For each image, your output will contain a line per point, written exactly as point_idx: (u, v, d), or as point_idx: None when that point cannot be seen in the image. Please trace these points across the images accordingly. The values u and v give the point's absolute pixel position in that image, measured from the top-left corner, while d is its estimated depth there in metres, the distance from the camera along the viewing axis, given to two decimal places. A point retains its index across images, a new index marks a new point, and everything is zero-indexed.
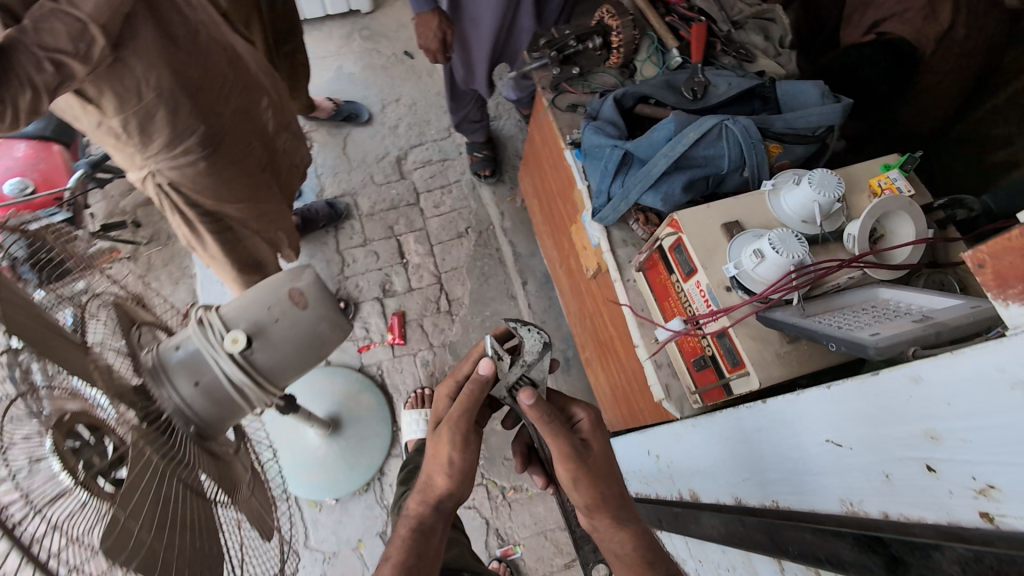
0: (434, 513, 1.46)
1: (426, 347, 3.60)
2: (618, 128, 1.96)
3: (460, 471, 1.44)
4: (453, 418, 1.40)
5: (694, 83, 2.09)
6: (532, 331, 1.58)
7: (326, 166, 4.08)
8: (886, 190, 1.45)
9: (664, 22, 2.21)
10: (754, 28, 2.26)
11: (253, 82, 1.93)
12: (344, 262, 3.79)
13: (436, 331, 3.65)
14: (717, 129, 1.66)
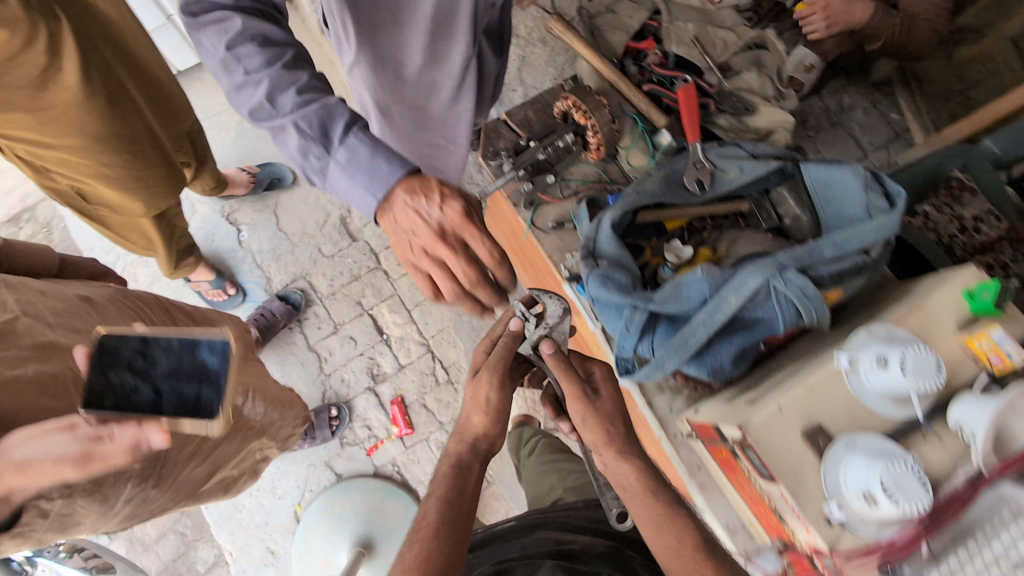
0: (472, 454, 1.43)
1: (436, 428, 3.36)
2: (627, 269, 1.62)
3: (498, 413, 1.45)
4: (493, 363, 1.43)
5: (699, 171, 1.72)
6: (553, 298, 1.55)
7: (264, 251, 3.51)
8: (992, 356, 1.27)
9: (642, 91, 1.78)
10: (746, 68, 1.84)
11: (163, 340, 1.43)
12: (320, 357, 3.42)
13: (442, 407, 3.39)
14: (767, 292, 1.38)
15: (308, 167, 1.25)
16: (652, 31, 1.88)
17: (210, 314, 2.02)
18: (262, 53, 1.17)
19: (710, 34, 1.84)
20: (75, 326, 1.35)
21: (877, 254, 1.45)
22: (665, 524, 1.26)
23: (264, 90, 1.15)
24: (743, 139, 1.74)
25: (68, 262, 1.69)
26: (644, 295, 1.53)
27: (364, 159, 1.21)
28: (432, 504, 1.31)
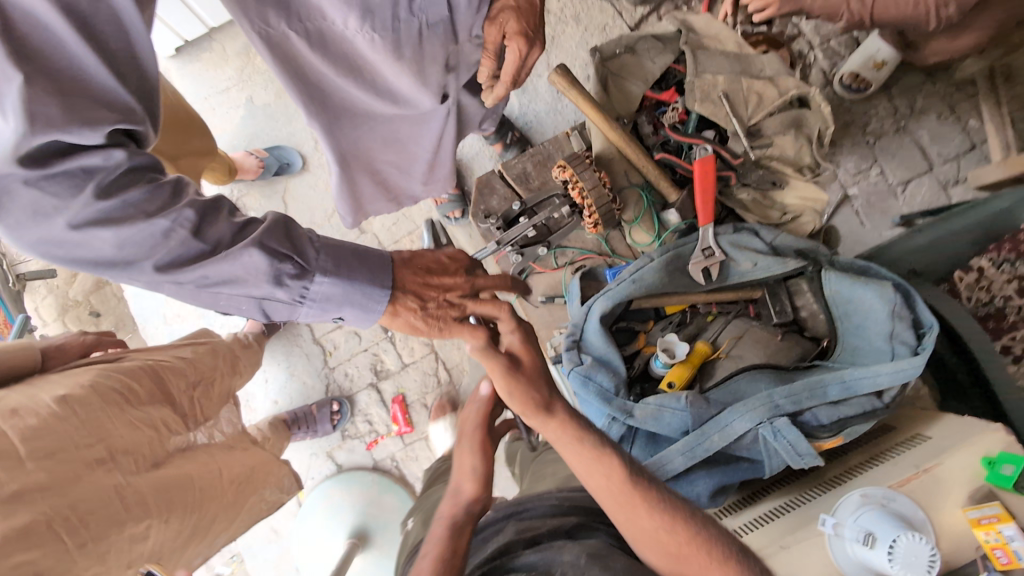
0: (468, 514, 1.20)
1: None
2: (613, 368, 1.50)
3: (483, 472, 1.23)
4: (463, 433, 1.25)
5: (708, 260, 1.52)
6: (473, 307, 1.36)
7: None
8: (998, 549, 1.12)
9: (652, 159, 1.58)
10: (787, 131, 1.55)
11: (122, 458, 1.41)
12: (325, 350, 3.41)
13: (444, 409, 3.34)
14: (755, 438, 1.28)
15: (278, 297, 0.97)
16: (677, 79, 1.65)
17: (207, 360, 2.07)
18: (152, 193, 0.85)
19: (744, 90, 1.55)
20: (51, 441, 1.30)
21: (890, 399, 1.28)
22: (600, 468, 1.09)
23: (189, 225, 0.88)
24: (762, 226, 1.54)
25: (50, 354, 1.73)
26: (626, 408, 1.43)
27: (337, 263, 0.99)
28: (423, 567, 1.09)
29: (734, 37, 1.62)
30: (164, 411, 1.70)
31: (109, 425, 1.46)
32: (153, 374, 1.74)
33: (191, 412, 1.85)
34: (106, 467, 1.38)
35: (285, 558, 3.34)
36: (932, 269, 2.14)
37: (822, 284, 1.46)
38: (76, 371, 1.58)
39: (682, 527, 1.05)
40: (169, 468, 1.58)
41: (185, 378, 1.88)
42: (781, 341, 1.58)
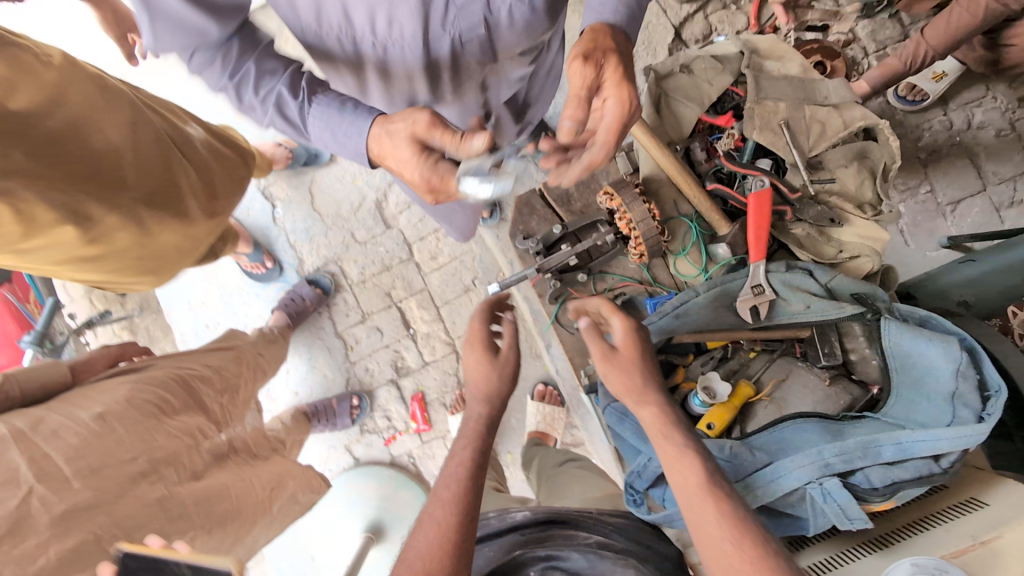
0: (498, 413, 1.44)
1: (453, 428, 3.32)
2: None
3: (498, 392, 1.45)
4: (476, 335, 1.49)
5: (757, 297, 1.44)
6: (528, 241, 1.60)
7: (298, 231, 3.42)
8: None
9: (704, 190, 1.51)
10: (844, 165, 1.50)
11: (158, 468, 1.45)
12: (346, 344, 3.39)
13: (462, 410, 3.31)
14: (802, 495, 1.24)
15: None
16: (737, 104, 1.57)
17: (233, 368, 2.05)
18: None
19: (807, 118, 1.51)
20: (96, 461, 1.36)
21: (949, 464, 1.20)
22: (685, 465, 1.14)
23: None
24: (818, 266, 1.45)
25: (78, 367, 1.72)
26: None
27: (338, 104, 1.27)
28: (465, 450, 1.34)
29: (801, 58, 1.58)
30: (198, 417, 1.71)
31: (150, 437, 1.49)
32: (181, 384, 1.73)
33: (221, 416, 1.85)
34: (149, 480, 1.43)
35: (298, 547, 3.32)
36: (984, 302, 2.05)
37: (882, 333, 1.38)
38: (110, 383, 1.59)
39: (730, 511, 1.07)
40: (210, 479, 1.62)
41: (210, 386, 1.85)
42: (829, 387, 1.48)
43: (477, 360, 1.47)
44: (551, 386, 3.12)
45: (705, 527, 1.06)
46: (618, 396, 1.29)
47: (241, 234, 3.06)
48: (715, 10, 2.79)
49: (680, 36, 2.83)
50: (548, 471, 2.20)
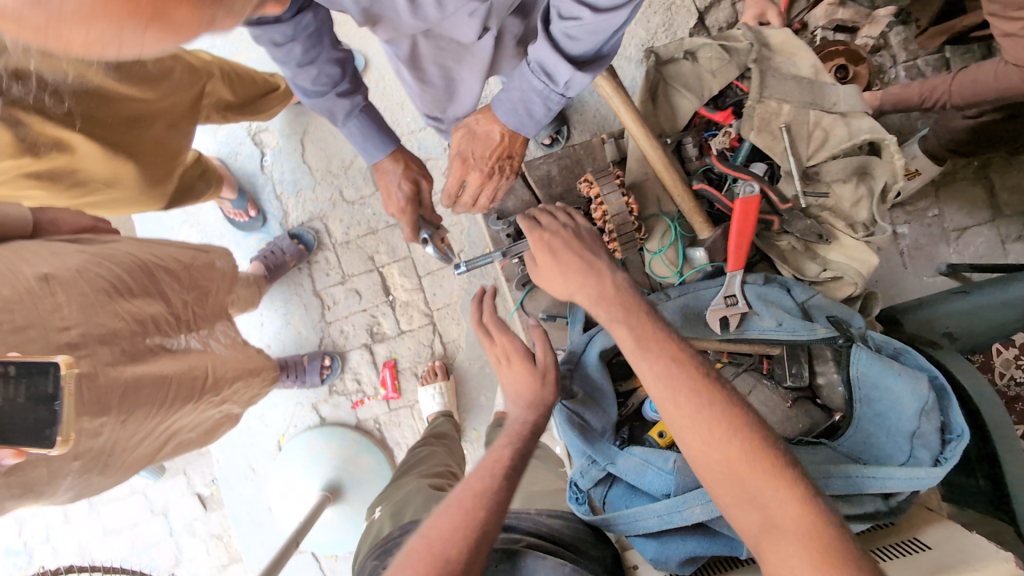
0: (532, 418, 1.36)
1: None
2: (601, 407, 1.44)
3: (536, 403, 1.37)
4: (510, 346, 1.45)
5: (729, 308, 1.37)
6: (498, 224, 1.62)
7: (285, 182, 3.31)
8: None
9: (689, 189, 1.41)
10: (842, 178, 1.41)
11: (88, 361, 1.35)
12: (323, 304, 3.32)
13: None
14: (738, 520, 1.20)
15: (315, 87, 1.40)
16: (739, 100, 1.46)
17: (201, 271, 1.94)
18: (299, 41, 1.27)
19: (810, 124, 1.41)
20: (17, 308, 1.27)
21: (896, 504, 1.20)
22: (708, 427, 1.08)
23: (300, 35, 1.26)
24: (796, 284, 1.41)
25: (41, 226, 1.62)
26: (609, 456, 1.35)
27: (374, 122, 1.56)
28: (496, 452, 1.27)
29: (814, 58, 1.44)
30: (157, 306, 1.65)
31: (93, 313, 1.43)
32: (143, 271, 1.65)
33: (189, 318, 1.81)
34: (74, 353, 1.33)
35: (259, 496, 3.30)
36: (970, 335, 1.99)
37: (850, 361, 1.30)
38: (66, 250, 1.52)
39: (701, 409, 1.10)
40: (157, 363, 1.56)
41: (173, 277, 1.77)
42: (790, 409, 1.47)
43: (520, 373, 1.42)
44: None
45: (727, 497, 1.04)
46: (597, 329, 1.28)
47: (225, 176, 2.97)
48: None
49: (703, 21, 2.69)
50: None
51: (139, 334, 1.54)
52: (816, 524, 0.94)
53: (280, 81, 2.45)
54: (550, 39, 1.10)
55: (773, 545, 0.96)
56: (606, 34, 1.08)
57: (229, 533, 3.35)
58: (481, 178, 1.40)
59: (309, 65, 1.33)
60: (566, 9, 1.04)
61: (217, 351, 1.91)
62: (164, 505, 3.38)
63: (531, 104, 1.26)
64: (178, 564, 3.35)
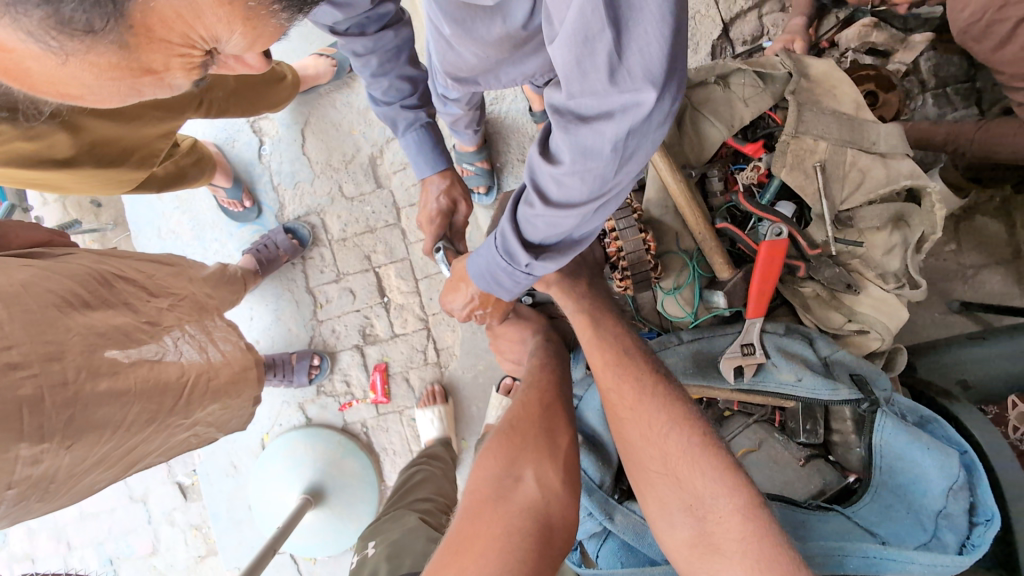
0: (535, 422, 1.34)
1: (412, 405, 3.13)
2: (602, 453, 1.40)
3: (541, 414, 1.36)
4: (533, 379, 1.43)
5: (745, 357, 1.29)
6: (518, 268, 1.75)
7: (283, 173, 3.19)
8: None
9: (712, 227, 1.31)
10: (877, 226, 1.31)
11: (29, 384, 1.27)
12: (316, 301, 3.20)
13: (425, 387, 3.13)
14: None
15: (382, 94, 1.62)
16: (770, 132, 1.37)
17: (169, 280, 1.88)
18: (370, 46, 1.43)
19: (846, 163, 1.30)
20: None
21: None
22: (663, 439, 1.15)
23: (376, 51, 1.47)
24: (819, 336, 1.32)
25: None
26: (608, 510, 1.29)
27: (429, 139, 1.78)
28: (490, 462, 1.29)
29: (855, 93, 1.34)
30: (125, 316, 1.59)
31: (40, 328, 1.34)
32: (99, 281, 1.58)
33: (178, 325, 1.77)
34: (20, 373, 1.26)
35: (239, 494, 3.17)
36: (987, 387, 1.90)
37: (873, 428, 1.21)
38: (9, 264, 1.40)
39: (661, 426, 1.16)
40: (125, 376, 1.49)
41: (139, 289, 1.71)
42: (802, 468, 1.39)
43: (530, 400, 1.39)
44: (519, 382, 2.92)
45: (670, 513, 1.09)
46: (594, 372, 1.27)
47: (219, 164, 2.83)
48: (770, 10, 2.53)
49: (727, 34, 2.57)
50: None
51: (97, 346, 1.45)
52: (764, 545, 0.99)
53: (287, 71, 2.57)
54: (512, 220, 1.02)
55: (711, 565, 1.01)
56: (566, 229, 0.98)
57: (208, 525, 3.21)
58: (463, 309, 1.37)
59: (381, 75, 1.54)
60: (527, 193, 0.97)
61: (214, 358, 1.88)
62: (143, 492, 3.24)
63: (498, 278, 1.14)
64: (154, 552, 3.22)
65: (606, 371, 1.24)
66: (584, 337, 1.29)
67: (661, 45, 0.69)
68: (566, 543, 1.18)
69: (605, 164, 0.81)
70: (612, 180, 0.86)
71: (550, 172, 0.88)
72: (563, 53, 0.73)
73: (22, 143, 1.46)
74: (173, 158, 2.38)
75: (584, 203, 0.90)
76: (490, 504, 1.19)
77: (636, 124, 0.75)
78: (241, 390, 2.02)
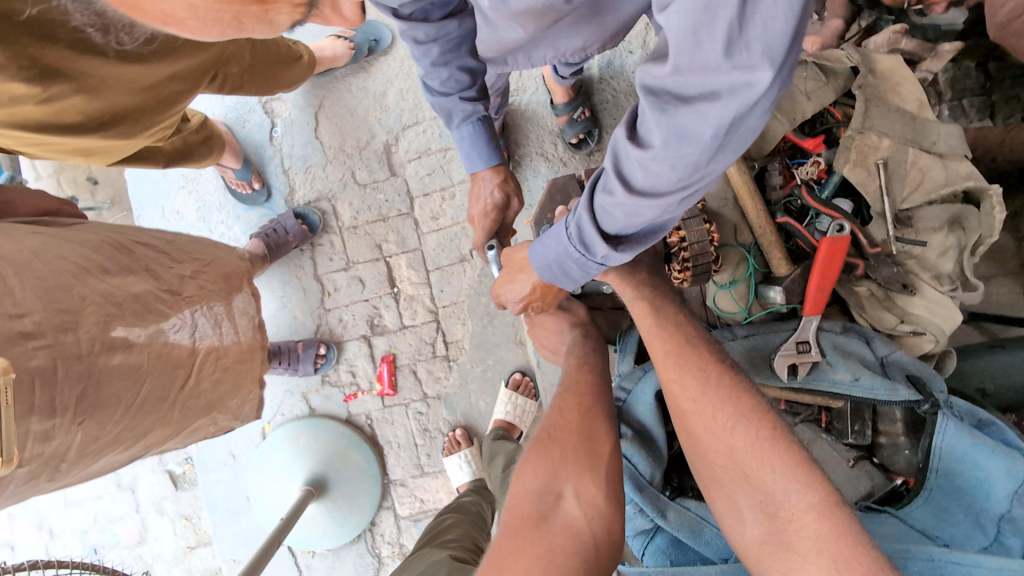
0: (583, 421, 1.35)
1: (419, 398, 2.93)
2: (653, 449, 1.46)
3: (589, 415, 1.36)
4: (576, 380, 1.43)
5: (798, 355, 1.36)
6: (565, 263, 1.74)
7: (295, 156, 3.01)
8: None
9: (772, 222, 1.46)
10: (931, 228, 1.39)
11: (37, 353, 1.19)
12: (324, 289, 3.00)
13: (431, 380, 2.92)
14: None
15: (438, 84, 1.58)
16: (829, 128, 1.49)
17: (192, 247, 1.82)
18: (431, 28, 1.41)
19: (907, 163, 1.40)
20: None
21: None
22: (729, 433, 1.18)
23: (436, 42, 1.46)
24: (876, 337, 1.41)
25: None
26: (660, 506, 1.34)
27: (483, 133, 1.74)
28: (529, 476, 1.28)
29: (919, 92, 1.44)
30: (146, 284, 1.51)
31: (53, 296, 1.26)
32: (115, 247, 1.50)
33: (201, 300, 1.70)
34: (32, 343, 1.19)
35: (239, 484, 3.00)
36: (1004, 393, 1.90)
37: (935, 430, 1.25)
38: (16, 231, 1.33)
39: (729, 417, 1.19)
40: (139, 350, 1.42)
41: (163, 255, 1.65)
42: (851, 469, 1.44)
43: (568, 408, 1.38)
44: (529, 377, 2.84)
45: (740, 510, 1.13)
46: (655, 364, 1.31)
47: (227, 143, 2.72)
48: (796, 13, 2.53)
49: None
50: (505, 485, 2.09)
51: (111, 318, 1.37)
52: (840, 543, 1.01)
53: (303, 51, 2.49)
54: (589, 205, 0.99)
55: (785, 561, 1.05)
56: (644, 218, 0.94)
57: (199, 515, 3.04)
58: (514, 284, 1.38)
59: (442, 64, 1.51)
60: (606, 179, 0.94)
61: (227, 336, 1.79)
62: (132, 480, 3.08)
63: (566, 266, 1.15)
64: (141, 542, 3.07)
65: (660, 367, 1.30)
66: (645, 332, 1.33)
67: (788, 18, 0.63)
68: (612, 558, 1.18)
69: (701, 149, 0.76)
70: (703, 168, 0.82)
71: (637, 157, 0.84)
72: (675, 23, 0.68)
73: (33, 106, 1.38)
74: (181, 133, 2.28)
75: (670, 193, 0.86)
76: (533, 525, 1.18)
77: (743, 107, 0.70)
78: (248, 369, 1.91)
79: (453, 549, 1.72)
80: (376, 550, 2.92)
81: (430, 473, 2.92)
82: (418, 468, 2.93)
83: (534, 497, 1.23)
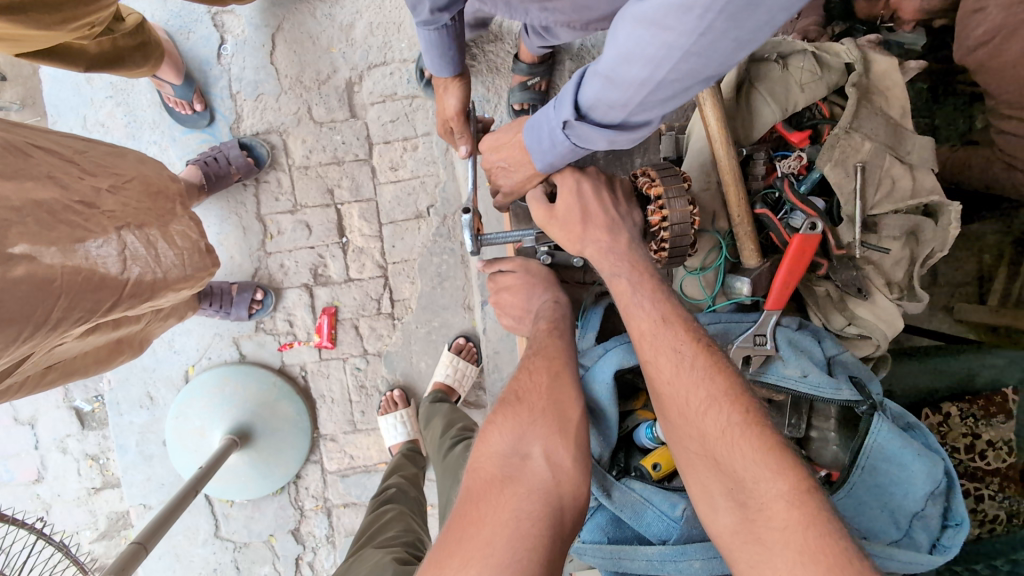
0: (547, 395, 1.32)
1: (358, 353, 2.83)
2: (602, 429, 1.49)
3: (552, 391, 1.33)
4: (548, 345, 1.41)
5: (755, 347, 1.44)
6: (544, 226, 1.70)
7: (244, 81, 2.72)
8: None
9: (751, 213, 1.51)
10: (888, 238, 1.51)
11: None
12: (265, 231, 2.78)
13: (373, 337, 2.82)
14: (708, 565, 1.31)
15: None
16: (815, 124, 1.57)
17: (110, 158, 1.61)
18: None
19: (882, 169, 1.48)
20: None
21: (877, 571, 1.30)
22: (702, 416, 1.20)
23: None
24: (826, 338, 1.51)
25: None
26: (606, 487, 1.41)
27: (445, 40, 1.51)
28: (494, 437, 1.26)
29: (904, 101, 1.55)
30: (52, 191, 1.32)
31: None
32: (12, 150, 1.29)
33: (126, 216, 1.52)
34: None
35: (154, 428, 2.79)
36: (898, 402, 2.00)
37: (867, 430, 1.35)
38: None
39: (702, 399, 1.21)
40: (48, 268, 1.25)
41: (69, 165, 1.44)
42: None
43: (536, 375, 1.36)
44: (472, 342, 2.79)
45: (713, 499, 1.15)
46: (634, 340, 1.33)
47: (166, 55, 2.41)
48: None
49: None
50: (441, 464, 1.98)
51: (10, 229, 1.18)
52: (809, 534, 1.01)
53: None
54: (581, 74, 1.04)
55: (752, 552, 1.05)
56: (617, 104, 0.98)
57: (108, 456, 2.83)
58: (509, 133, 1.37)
59: None
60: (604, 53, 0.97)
61: (165, 262, 1.65)
62: (30, 415, 2.81)
63: (543, 129, 1.20)
64: (40, 480, 2.82)
65: (638, 346, 1.32)
66: (625, 311, 1.34)
67: None
68: (577, 520, 1.16)
69: (685, 31, 0.77)
70: (682, 64, 0.83)
71: (629, 31, 0.85)
72: None
73: None
74: (110, 35, 2.00)
75: (643, 74, 0.88)
76: (498, 489, 1.15)
77: (733, 3, 0.71)
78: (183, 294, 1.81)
79: (395, 548, 1.67)
80: (299, 503, 2.84)
81: (363, 430, 2.84)
82: (352, 425, 2.84)
83: (499, 461, 1.21)
